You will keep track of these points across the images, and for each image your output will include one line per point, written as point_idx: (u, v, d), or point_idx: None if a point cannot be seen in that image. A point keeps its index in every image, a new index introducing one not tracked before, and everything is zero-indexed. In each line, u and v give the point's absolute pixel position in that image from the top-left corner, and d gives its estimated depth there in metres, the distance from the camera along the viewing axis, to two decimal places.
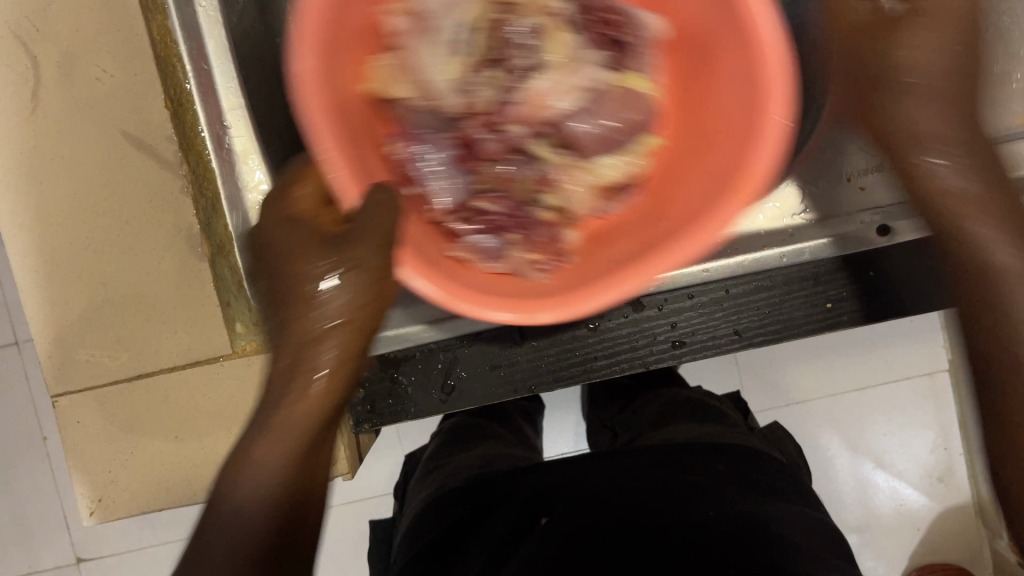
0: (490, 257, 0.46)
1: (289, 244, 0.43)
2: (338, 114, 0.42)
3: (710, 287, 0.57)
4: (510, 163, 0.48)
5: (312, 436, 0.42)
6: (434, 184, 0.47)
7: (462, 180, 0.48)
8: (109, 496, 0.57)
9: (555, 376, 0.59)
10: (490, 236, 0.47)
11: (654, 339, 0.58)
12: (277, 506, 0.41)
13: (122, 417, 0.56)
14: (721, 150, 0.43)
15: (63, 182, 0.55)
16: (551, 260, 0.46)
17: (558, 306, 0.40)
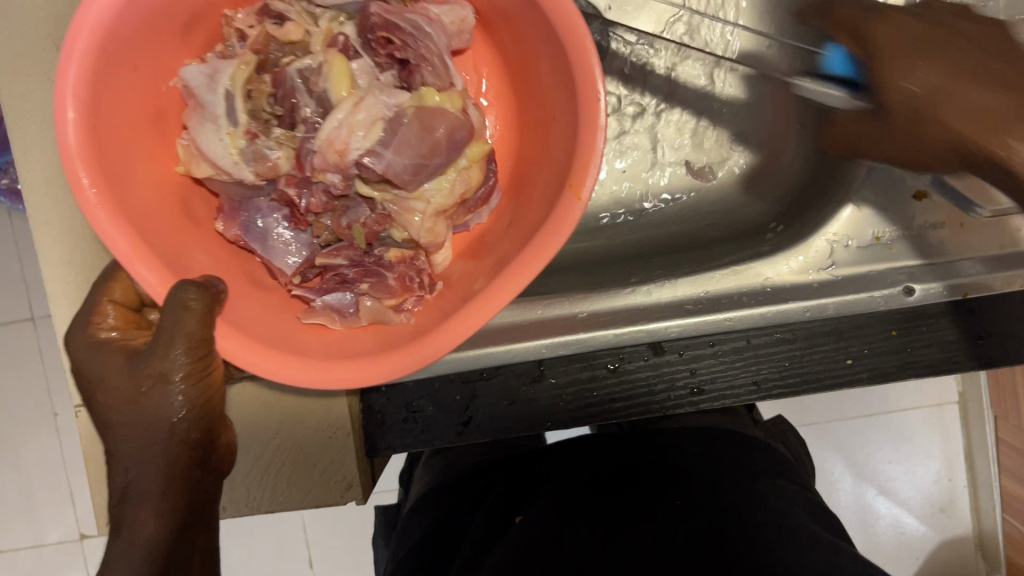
0: (346, 310, 0.47)
1: (101, 367, 0.45)
2: (138, 220, 0.41)
3: (732, 337, 0.58)
4: (344, 212, 0.47)
5: (184, 484, 0.44)
6: (282, 251, 0.47)
7: (302, 240, 0.48)
8: None
9: (573, 416, 0.59)
10: (342, 291, 0.48)
11: (673, 385, 0.58)
12: (162, 539, 0.43)
13: None
14: (555, 172, 0.47)
15: None
16: (416, 297, 0.48)
17: (379, 360, 0.44)
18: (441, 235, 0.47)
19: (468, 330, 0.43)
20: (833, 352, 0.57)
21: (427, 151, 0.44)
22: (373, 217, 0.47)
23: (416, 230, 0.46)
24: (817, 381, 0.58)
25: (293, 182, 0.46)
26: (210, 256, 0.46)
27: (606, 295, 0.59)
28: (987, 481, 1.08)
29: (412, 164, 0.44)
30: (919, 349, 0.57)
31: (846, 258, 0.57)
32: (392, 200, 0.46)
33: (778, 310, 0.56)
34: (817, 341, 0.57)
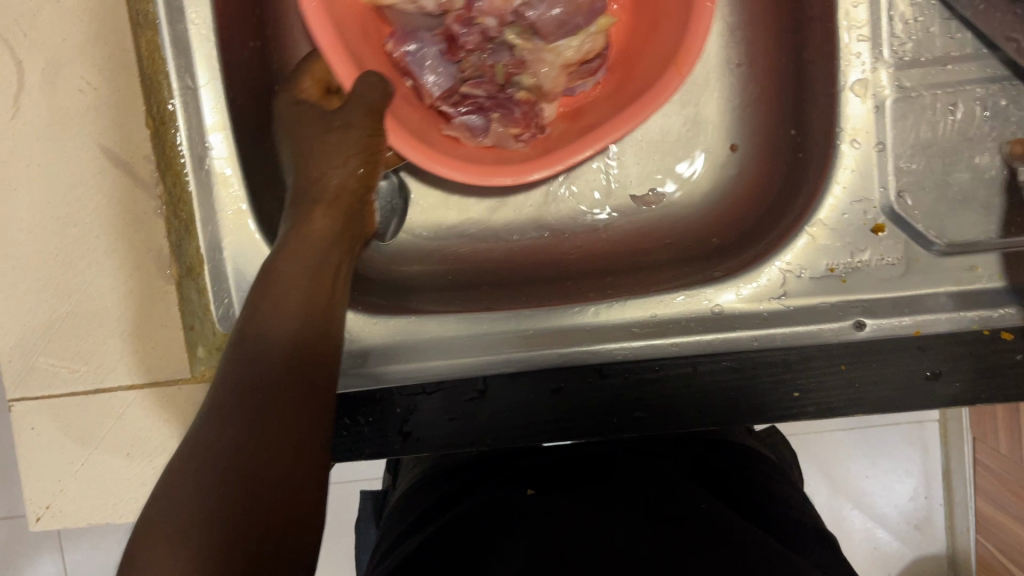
0: (478, 132, 0.60)
1: (297, 121, 0.59)
2: (333, 20, 0.52)
3: (678, 364, 0.57)
4: (490, 50, 0.59)
5: (320, 283, 0.50)
6: (429, 74, 0.59)
7: (449, 69, 0.59)
8: (57, 505, 0.57)
9: (512, 436, 0.58)
10: (476, 115, 0.60)
11: (614, 410, 0.57)
12: (295, 335, 0.47)
13: (74, 429, 0.56)
14: (675, 26, 0.55)
15: (37, 188, 0.54)
16: (529, 132, 0.61)
17: (538, 166, 0.55)
18: (563, 84, 0.59)
19: (587, 152, 0.55)
20: (778, 385, 0.57)
21: (570, 12, 0.57)
22: (511, 59, 0.59)
23: (544, 76, 0.58)
24: (761, 415, 0.57)
25: (459, 20, 0.58)
26: (375, 57, 0.58)
27: (554, 312, 0.57)
28: (964, 502, 1.06)
29: (557, 18, 0.57)
30: (871, 383, 0.56)
31: (842, 293, 0.55)
32: (529, 49, 0.58)
33: (726, 337, 0.55)
34: (762, 373, 0.57)
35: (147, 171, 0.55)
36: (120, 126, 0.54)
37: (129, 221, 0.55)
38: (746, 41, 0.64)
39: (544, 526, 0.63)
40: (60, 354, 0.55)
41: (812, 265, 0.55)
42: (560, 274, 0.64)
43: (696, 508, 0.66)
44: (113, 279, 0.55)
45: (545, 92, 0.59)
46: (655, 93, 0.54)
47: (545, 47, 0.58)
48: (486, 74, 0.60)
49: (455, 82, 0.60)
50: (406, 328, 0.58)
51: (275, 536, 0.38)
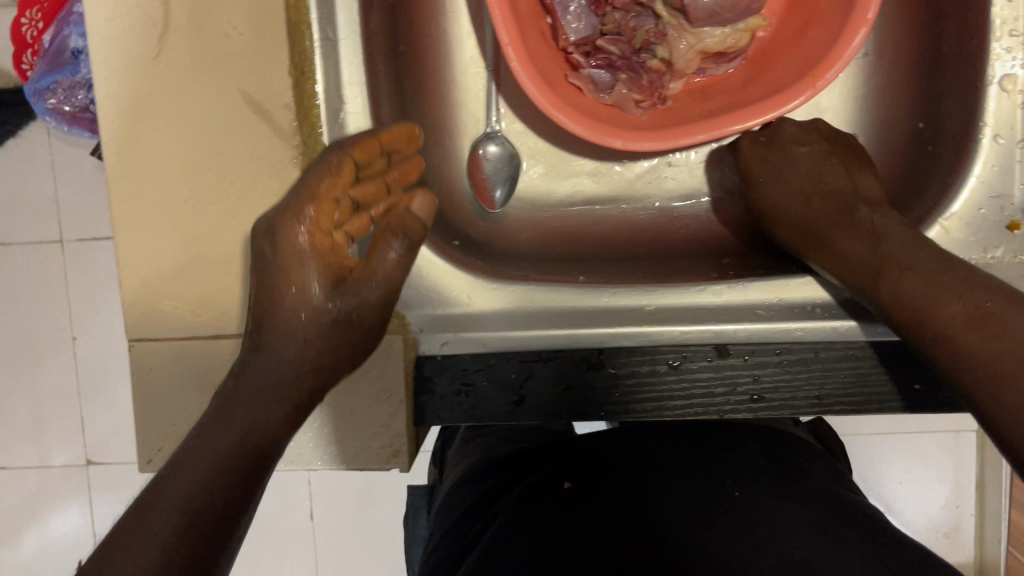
0: (601, 88, 0.63)
1: (293, 273, 0.52)
2: None
3: (799, 347, 0.56)
4: (637, 14, 0.63)
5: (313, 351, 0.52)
6: (570, 19, 0.62)
7: (590, 19, 0.62)
8: (169, 448, 0.57)
9: (626, 408, 0.58)
10: (604, 71, 0.63)
11: (732, 389, 0.57)
12: (279, 425, 0.50)
13: (193, 374, 0.56)
14: (817, 36, 0.59)
15: (174, 130, 0.54)
16: (649, 100, 0.63)
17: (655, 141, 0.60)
18: (692, 66, 0.63)
19: (713, 130, 0.59)
20: (900, 374, 0.56)
21: (725, 5, 0.59)
22: (654, 28, 0.62)
23: (678, 55, 0.62)
24: (880, 402, 0.56)
25: None
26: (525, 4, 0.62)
27: (673, 290, 0.59)
28: (995, 514, 1.07)
29: (711, 8, 0.59)
30: None
31: None
32: (674, 24, 0.62)
33: (850, 325, 0.56)
34: (885, 361, 0.56)
35: (285, 121, 0.54)
36: (262, 72, 0.53)
37: (263, 169, 0.54)
38: (879, 33, 0.63)
39: (585, 515, 0.63)
40: (185, 297, 0.56)
41: (844, 278, 0.53)
42: (667, 255, 0.65)
43: (723, 500, 0.62)
44: (244, 226, 0.55)
45: (676, 67, 0.63)
46: (789, 95, 0.58)
47: (689, 29, 0.61)
48: (625, 35, 0.63)
49: (604, 45, 0.63)
50: (526, 295, 0.59)
51: (222, 508, 0.45)
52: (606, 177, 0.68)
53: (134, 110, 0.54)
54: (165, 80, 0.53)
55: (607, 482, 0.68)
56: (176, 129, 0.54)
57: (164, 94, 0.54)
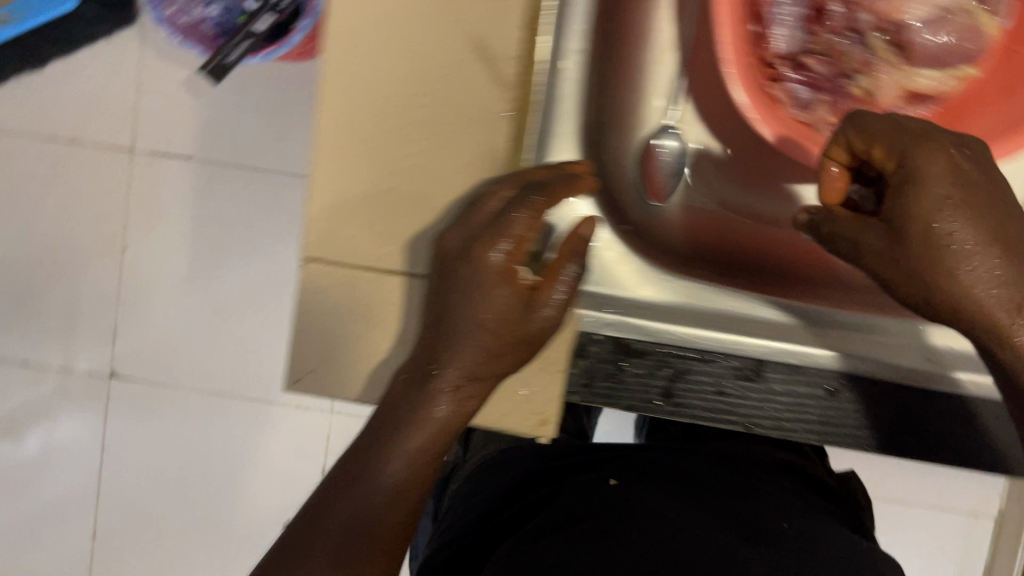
0: (798, 104, 0.63)
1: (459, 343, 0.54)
2: None
3: (950, 398, 0.58)
4: (847, 38, 0.62)
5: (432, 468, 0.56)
6: (783, 29, 0.62)
7: (800, 34, 0.62)
8: (318, 369, 0.58)
9: (771, 423, 0.59)
10: (804, 88, 0.63)
11: (879, 425, 0.58)
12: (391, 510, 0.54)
13: (358, 303, 0.57)
14: None
15: (395, 57, 0.53)
16: None
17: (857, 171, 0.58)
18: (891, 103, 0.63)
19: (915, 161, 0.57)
20: None
21: (947, 51, 0.61)
22: (864, 55, 0.62)
23: (883, 88, 0.63)
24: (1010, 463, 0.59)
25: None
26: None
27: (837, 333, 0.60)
28: None
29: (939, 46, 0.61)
30: None
31: None
32: (885, 59, 0.62)
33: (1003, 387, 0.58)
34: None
35: (509, 72, 0.54)
36: (496, 19, 0.53)
37: (478, 118, 0.54)
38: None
39: (609, 502, 0.69)
40: (368, 226, 0.56)
41: (890, 278, 0.50)
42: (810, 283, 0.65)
43: (778, 531, 0.65)
44: (443, 168, 0.55)
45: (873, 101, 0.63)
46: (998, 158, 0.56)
47: (902, 65, 0.62)
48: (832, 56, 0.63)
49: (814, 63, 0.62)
50: (691, 291, 0.63)
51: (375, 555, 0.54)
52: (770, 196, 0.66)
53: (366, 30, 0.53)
54: (408, 7, 0.53)
55: (646, 479, 0.74)
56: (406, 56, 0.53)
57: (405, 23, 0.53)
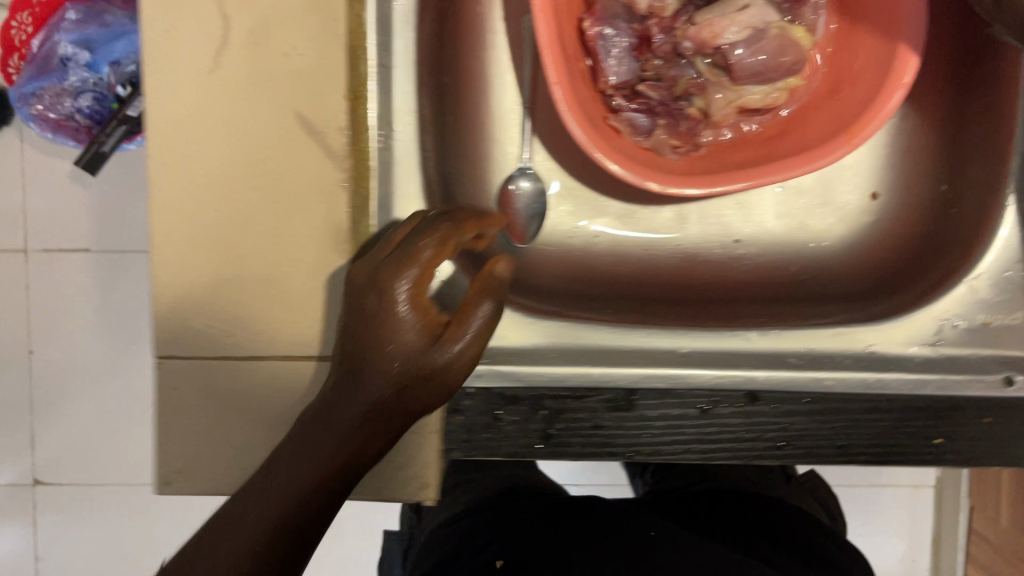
0: (640, 132, 0.64)
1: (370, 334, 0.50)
2: None
3: (785, 400, 0.57)
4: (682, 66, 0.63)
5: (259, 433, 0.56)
6: (611, 62, 0.62)
7: (630, 65, 0.63)
8: (187, 470, 0.55)
9: (657, 449, 0.59)
10: (644, 116, 0.64)
11: (764, 435, 0.58)
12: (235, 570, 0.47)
13: (217, 408, 0.55)
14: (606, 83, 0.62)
15: (220, 139, 0.53)
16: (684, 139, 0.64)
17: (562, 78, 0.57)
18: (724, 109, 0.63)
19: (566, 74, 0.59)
20: (908, 428, 0.57)
21: (770, 65, 0.61)
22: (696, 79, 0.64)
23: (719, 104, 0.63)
24: (858, 448, 0.58)
25: (661, 25, 0.62)
26: None
27: (795, 329, 0.59)
28: None
29: (756, 66, 0.61)
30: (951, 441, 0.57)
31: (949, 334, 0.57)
32: (715, 80, 0.63)
33: (869, 381, 0.57)
34: (904, 420, 0.57)
35: (338, 144, 0.53)
36: (316, 94, 0.53)
37: (313, 186, 0.54)
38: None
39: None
40: (217, 317, 0.54)
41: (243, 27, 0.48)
42: (718, 297, 0.66)
43: None
44: (289, 238, 0.54)
45: (683, 116, 0.64)
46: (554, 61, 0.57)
47: (730, 83, 0.62)
48: (665, 82, 0.64)
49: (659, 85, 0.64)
50: (564, 330, 0.59)
51: None
52: (633, 219, 0.68)
53: (185, 63, 0.53)
54: (237, 51, 0.53)
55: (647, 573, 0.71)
56: (235, 111, 0.53)
57: (242, 69, 0.53)
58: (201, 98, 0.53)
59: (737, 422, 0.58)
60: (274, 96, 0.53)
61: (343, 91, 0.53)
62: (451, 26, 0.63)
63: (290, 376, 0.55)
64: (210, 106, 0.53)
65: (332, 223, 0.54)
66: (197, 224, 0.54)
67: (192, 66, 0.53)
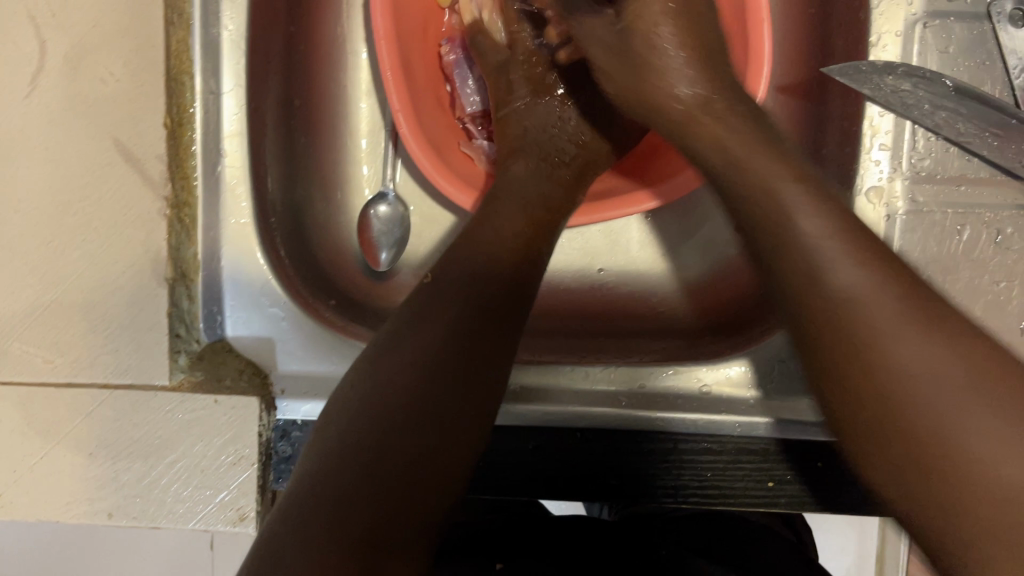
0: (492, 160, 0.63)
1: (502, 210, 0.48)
2: None
3: (656, 438, 0.57)
4: None
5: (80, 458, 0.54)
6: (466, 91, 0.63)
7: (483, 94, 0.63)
8: (6, 497, 0.54)
9: (489, 486, 0.57)
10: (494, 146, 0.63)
11: (594, 475, 0.57)
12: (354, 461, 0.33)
13: (36, 434, 0.54)
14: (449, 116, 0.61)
15: (37, 166, 0.53)
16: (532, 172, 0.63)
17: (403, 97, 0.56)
18: None
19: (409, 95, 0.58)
20: (754, 472, 0.56)
21: None
22: None
23: None
24: (734, 497, 0.56)
25: None
26: None
27: (632, 366, 0.58)
28: None
29: None
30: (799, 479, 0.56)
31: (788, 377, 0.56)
32: None
33: (713, 417, 0.56)
34: (742, 458, 0.56)
35: (157, 172, 0.53)
36: (134, 122, 0.53)
37: (133, 213, 0.53)
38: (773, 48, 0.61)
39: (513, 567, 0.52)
40: (35, 343, 0.54)
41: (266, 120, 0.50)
42: (588, 332, 0.64)
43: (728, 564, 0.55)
44: (108, 266, 0.53)
45: None
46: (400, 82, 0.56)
47: None
48: None
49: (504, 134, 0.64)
50: None
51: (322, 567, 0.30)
52: None
53: (1, 88, 0.52)
54: (52, 76, 0.52)
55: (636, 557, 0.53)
56: (51, 135, 0.53)
57: (57, 95, 0.52)
58: (18, 124, 0.52)
59: (575, 458, 0.57)
60: (92, 121, 0.53)
61: (163, 119, 0.53)
62: (302, 51, 0.61)
63: (108, 405, 0.54)
64: (27, 130, 0.52)
65: (151, 251, 0.54)
66: (15, 250, 0.53)
67: (8, 91, 0.52)
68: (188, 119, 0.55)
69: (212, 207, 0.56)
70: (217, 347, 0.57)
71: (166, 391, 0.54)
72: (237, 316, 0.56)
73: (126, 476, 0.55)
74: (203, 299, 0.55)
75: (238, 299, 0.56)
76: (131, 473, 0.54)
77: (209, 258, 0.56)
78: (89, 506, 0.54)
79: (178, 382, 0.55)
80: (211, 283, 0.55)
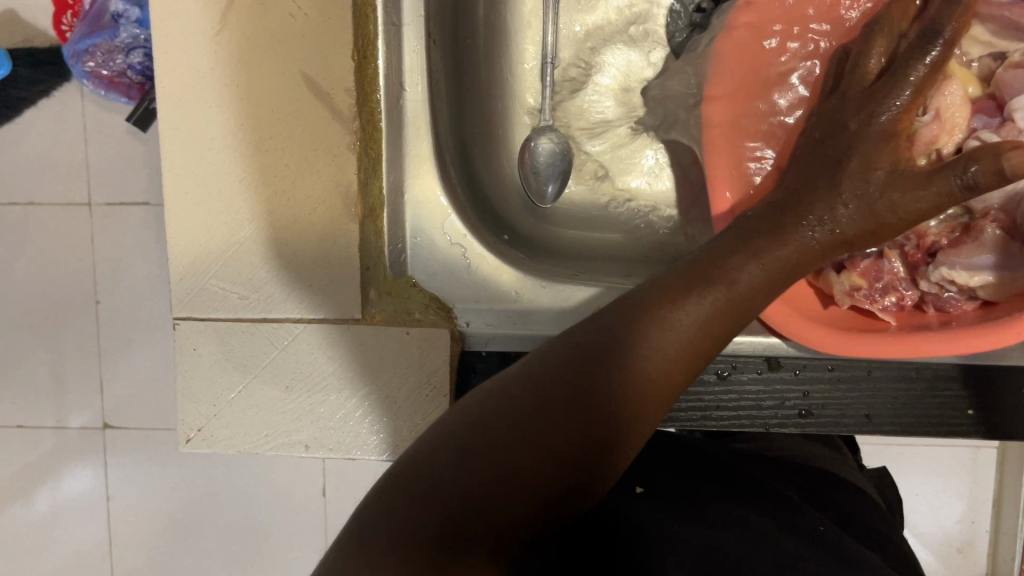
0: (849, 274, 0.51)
1: None
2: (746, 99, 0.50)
3: (853, 364, 0.55)
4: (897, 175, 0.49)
5: (277, 388, 0.56)
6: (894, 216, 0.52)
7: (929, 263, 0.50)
8: (208, 425, 0.56)
9: (672, 415, 0.56)
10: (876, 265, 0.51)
11: (782, 403, 0.56)
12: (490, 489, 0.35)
13: (232, 367, 0.55)
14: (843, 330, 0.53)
15: (230, 101, 0.53)
16: (878, 288, 0.51)
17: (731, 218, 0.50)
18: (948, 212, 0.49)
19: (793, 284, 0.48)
20: (951, 400, 0.55)
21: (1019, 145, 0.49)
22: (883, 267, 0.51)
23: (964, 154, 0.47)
24: (928, 425, 0.55)
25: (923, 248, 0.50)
26: None
27: None
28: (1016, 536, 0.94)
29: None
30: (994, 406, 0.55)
31: None
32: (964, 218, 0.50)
33: None
34: (938, 386, 0.55)
35: (346, 106, 0.53)
36: (326, 56, 0.52)
37: (323, 143, 0.53)
38: None
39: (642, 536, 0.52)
40: (232, 279, 0.55)
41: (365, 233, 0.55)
42: None
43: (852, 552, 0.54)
44: (302, 201, 0.54)
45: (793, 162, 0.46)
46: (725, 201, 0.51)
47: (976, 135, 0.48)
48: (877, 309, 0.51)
49: (890, 261, 0.51)
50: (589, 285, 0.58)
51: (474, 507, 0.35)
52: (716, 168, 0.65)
53: (193, 24, 0.52)
54: (244, 12, 0.52)
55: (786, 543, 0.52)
56: (243, 72, 0.53)
57: (249, 30, 0.52)
58: (212, 60, 0.53)
59: (765, 385, 0.56)
60: (284, 61, 0.52)
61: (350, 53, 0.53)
62: None
63: (303, 339, 0.55)
64: (218, 70, 0.53)
65: (339, 184, 0.54)
66: (208, 187, 0.54)
67: (199, 27, 0.52)
68: (372, 52, 0.55)
69: (396, 138, 0.57)
70: (405, 282, 0.58)
71: (359, 325, 0.55)
72: (420, 246, 0.58)
73: (321, 404, 0.55)
74: (389, 233, 0.57)
75: (420, 228, 0.58)
76: (325, 403, 0.55)
77: (394, 191, 0.57)
78: (287, 438, 0.56)
79: (371, 315, 0.55)
80: (395, 217, 0.57)
